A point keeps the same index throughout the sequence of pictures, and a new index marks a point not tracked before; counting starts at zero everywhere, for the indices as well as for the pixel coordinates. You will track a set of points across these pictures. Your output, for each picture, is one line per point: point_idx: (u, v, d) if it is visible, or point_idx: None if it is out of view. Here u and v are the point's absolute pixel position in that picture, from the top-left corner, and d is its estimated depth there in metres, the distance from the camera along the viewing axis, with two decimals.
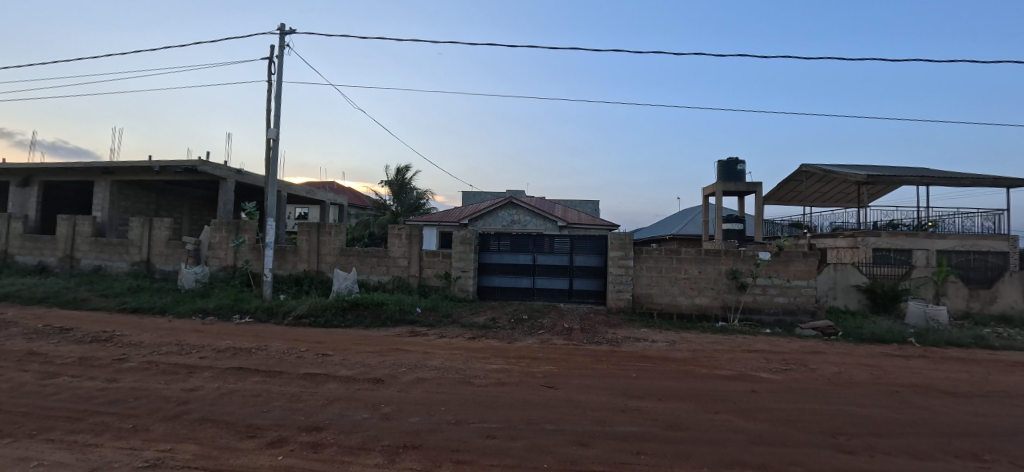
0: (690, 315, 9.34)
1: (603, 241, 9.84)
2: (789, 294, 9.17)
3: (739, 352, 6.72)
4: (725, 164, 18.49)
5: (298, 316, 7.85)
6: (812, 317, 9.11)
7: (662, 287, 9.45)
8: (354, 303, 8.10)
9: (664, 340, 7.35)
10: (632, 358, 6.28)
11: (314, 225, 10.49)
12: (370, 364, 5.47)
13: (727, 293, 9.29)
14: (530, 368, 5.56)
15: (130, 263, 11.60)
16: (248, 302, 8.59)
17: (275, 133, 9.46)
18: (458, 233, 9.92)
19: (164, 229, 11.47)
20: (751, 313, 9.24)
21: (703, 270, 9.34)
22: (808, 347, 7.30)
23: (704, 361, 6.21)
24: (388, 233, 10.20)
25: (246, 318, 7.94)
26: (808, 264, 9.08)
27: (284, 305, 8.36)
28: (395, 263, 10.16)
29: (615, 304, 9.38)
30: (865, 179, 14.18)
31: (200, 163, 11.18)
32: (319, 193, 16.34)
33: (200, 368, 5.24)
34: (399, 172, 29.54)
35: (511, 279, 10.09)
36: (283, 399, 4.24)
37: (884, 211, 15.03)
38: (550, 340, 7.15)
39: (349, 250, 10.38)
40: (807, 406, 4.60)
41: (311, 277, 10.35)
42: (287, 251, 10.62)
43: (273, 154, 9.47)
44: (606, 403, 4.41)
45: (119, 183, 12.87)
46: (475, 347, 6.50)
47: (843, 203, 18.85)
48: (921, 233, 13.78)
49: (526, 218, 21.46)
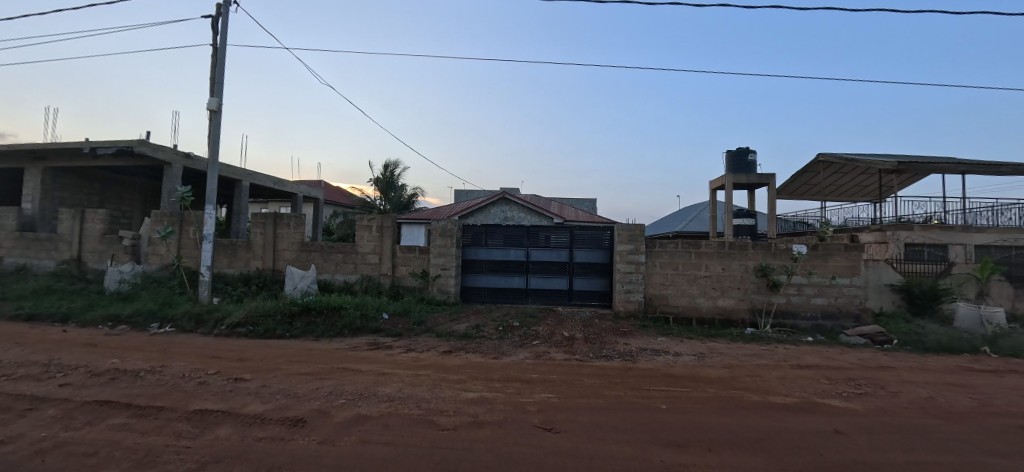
0: (712, 320, 7.87)
1: (609, 235, 8.34)
2: (828, 295, 7.74)
3: (789, 369, 5.24)
4: (735, 153, 16.86)
5: (233, 324, 6.29)
6: (856, 322, 7.69)
7: (679, 287, 7.98)
8: (305, 308, 6.58)
9: (689, 352, 5.85)
10: (656, 379, 4.79)
11: (269, 215, 8.90)
12: (297, 393, 3.91)
13: (755, 294, 7.83)
14: (520, 397, 4.02)
15: (58, 261, 9.97)
16: (177, 307, 6.99)
17: (215, 104, 7.86)
18: (438, 223, 8.39)
19: (97, 222, 9.85)
20: (784, 317, 7.79)
21: (728, 266, 7.88)
22: (870, 360, 5.85)
23: (752, 383, 4.71)
24: (356, 225, 8.68)
25: (166, 327, 6.33)
26: (852, 259, 7.66)
27: (218, 310, 6.76)
28: (364, 260, 8.62)
29: (623, 307, 7.87)
30: (895, 167, 12.86)
31: (138, 143, 9.53)
32: (291, 185, 14.71)
33: (46, 403, 3.66)
34: (388, 168, 27.99)
35: (500, 279, 8.58)
36: (125, 462, 2.68)
37: (913, 204, 13.74)
38: (547, 354, 5.63)
39: (310, 246, 8.80)
40: (929, 459, 3.11)
41: (264, 277, 8.76)
42: (238, 246, 9.08)
43: (214, 128, 7.87)
44: (635, 460, 2.89)
45: (54, 171, 11.17)
46: (449, 364, 4.95)
47: (862, 197, 17.55)
48: (957, 226, 12.45)
49: (520, 215, 20.07)
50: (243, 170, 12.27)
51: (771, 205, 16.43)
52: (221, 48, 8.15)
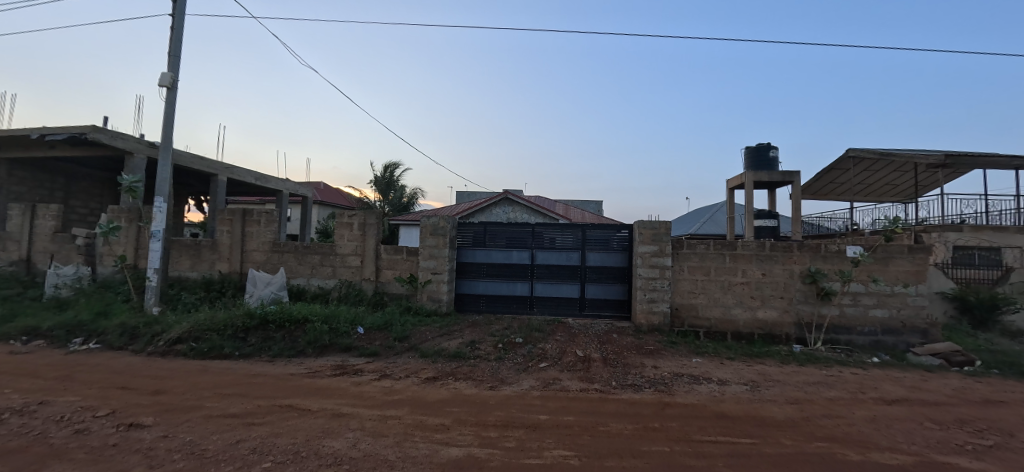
0: (751, 335, 6.64)
1: (627, 234, 7.14)
2: (889, 306, 6.52)
3: (876, 408, 4.01)
4: (755, 149, 15.63)
5: (171, 340, 5.14)
6: (924, 338, 6.43)
7: (710, 296, 6.76)
8: (263, 320, 5.44)
9: (738, 380, 4.63)
10: (705, 422, 3.57)
11: (237, 210, 7.78)
12: (206, 452, 2.72)
13: (802, 304, 6.60)
14: (526, 457, 2.82)
15: (6, 263, 8.86)
16: (113, 318, 5.84)
17: (168, 80, 6.70)
18: (429, 220, 7.20)
19: (49, 219, 8.74)
20: (836, 333, 6.57)
21: (769, 271, 6.66)
22: (969, 393, 4.61)
23: (839, 431, 3.49)
24: (335, 222, 7.53)
25: (91, 344, 5.20)
26: (918, 263, 6.42)
27: (159, 322, 5.60)
28: (344, 262, 7.47)
29: (645, 320, 6.65)
30: (941, 161, 11.68)
31: (91, 130, 8.42)
32: (276, 182, 13.60)
33: None
34: (388, 169, 26.96)
35: (501, 286, 7.39)
36: None
37: (959, 201, 12.44)
38: (557, 383, 4.42)
39: (282, 246, 7.67)
40: None
41: (228, 282, 7.61)
42: (202, 246, 7.96)
43: (170, 108, 6.75)
44: None
45: (10, 163, 10.05)
46: (431, 400, 3.77)
47: (892, 197, 16.34)
48: (1012, 227, 11.21)
49: (524, 215, 19.02)
50: (220, 164, 11.20)
51: (796, 205, 15.17)
52: (178, 18, 7.05)
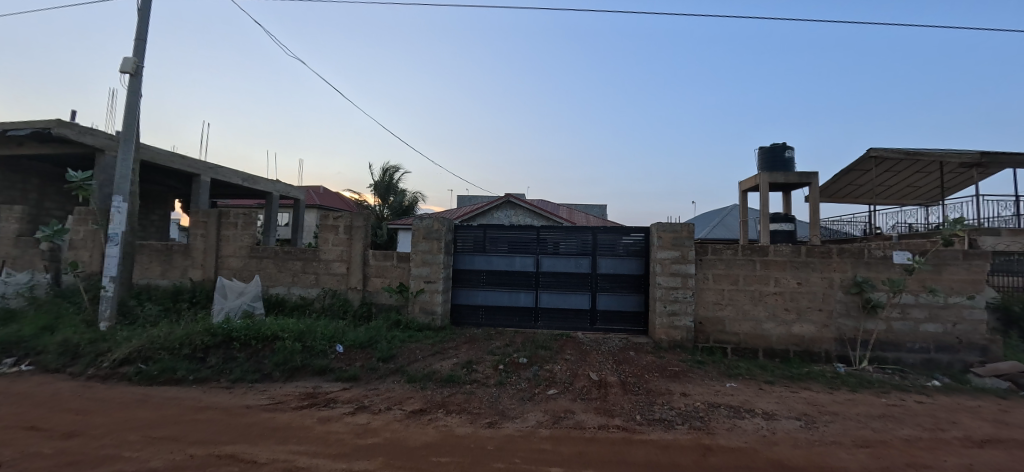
0: (786, 353, 5.85)
1: (642, 238, 6.39)
2: (943, 320, 5.72)
3: (970, 454, 3.21)
4: (768, 150, 14.88)
5: (118, 361, 4.40)
6: (983, 357, 5.64)
7: (739, 307, 5.99)
8: (227, 337, 4.71)
9: (787, 414, 3.85)
10: None
11: (213, 213, 7.08)
12: None
13: (843, 318, 5.81)
14: None
15: None
16: (57, 333, 5.10)
17: (130, 66, 6.02)
18: (421, 222, 6.43)
19: (12, 221, 8.01)
20: (883, 350, 5.78)
21: (805, 280, 5.87)
22: None
23: None
24: (320, 224, 6.80)
25: (24, 366, 4.47)
26: (976, 271, 5.63)
27: (108, 339, 4.86)
28: (328, 269, 6.74)
29: (665, 335, 5.88)
30: (975, 159, 10.92)
31: (56, 125, 7.77)
32: (266, 183, 12.92)
33: None
34: (387, 173, 26.39)
35: (502, 296, 6.63)
36: None
37: (994, 203, 11.60)
38: (570, 417, 3.63)
39: (261, 251, 6.95)
40: None
41: (201, 292, 6.88)
42: (173, 251, 7.24)
43: (133, 97, 6.07)
44: None
45: None
46: (414, 444, 3.00)
47: (914, 200, 15.59)
48: None
49: (526, 219, 18.33)
50: (203, 164, 10.52)
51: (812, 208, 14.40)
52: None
